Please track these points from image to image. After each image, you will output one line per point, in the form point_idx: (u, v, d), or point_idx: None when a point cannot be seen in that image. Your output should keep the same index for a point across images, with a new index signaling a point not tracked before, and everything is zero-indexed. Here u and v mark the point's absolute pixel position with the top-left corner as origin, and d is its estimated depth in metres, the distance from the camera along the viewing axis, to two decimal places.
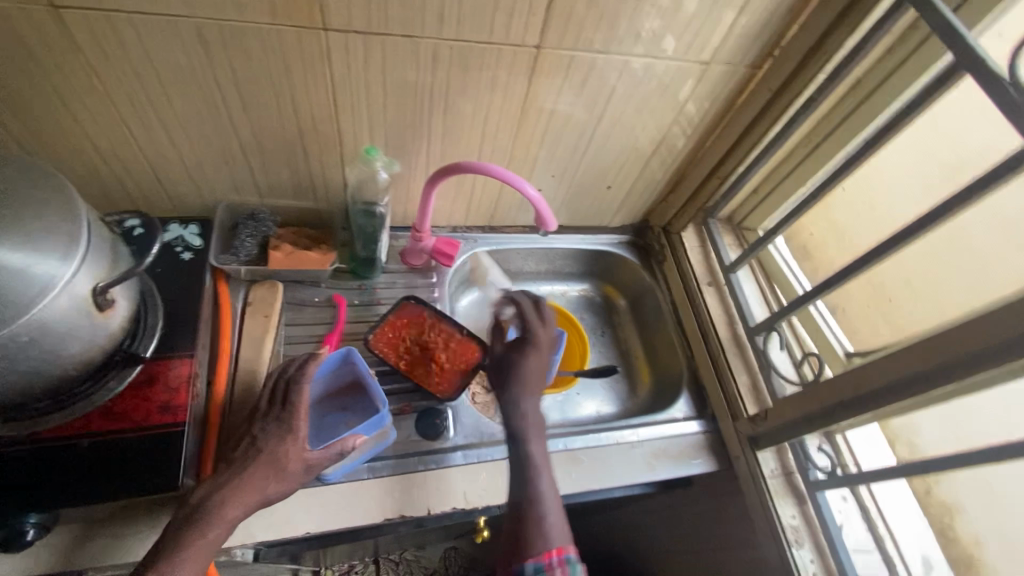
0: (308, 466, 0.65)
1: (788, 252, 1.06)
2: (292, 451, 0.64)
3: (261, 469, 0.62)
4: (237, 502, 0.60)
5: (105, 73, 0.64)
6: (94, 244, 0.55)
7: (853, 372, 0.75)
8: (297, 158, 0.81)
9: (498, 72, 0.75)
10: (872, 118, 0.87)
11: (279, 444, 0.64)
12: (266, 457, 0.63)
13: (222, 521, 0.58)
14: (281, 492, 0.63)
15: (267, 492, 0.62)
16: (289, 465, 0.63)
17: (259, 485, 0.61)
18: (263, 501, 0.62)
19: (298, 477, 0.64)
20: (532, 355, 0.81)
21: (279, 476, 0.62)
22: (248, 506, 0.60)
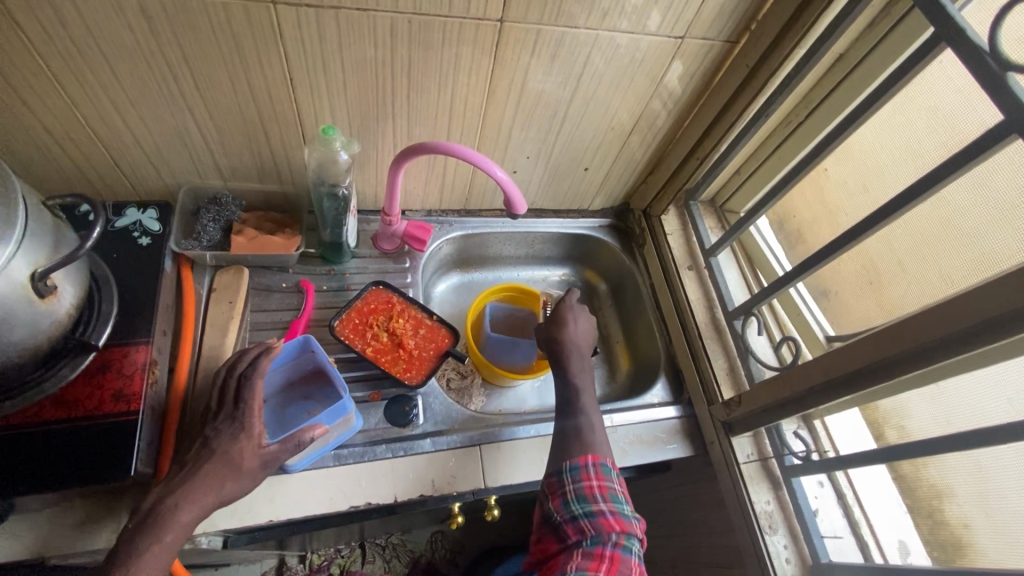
0: (265, 464, 0.64)
1: (769, 235, 1.04)
2: (246, 449, 0.63)
3: (215, 469, 0.61)
4: (191, 504, 0.59)
5: (46, 51, 0.61)
6: (31, 228, 0.53)
7: (827, 357, 0.73)
8: (258, 139, 0.79)
9: (461, 47, 0.73)
10: (853, 95, 0.84)
11: (232, 442, 0.62)
12: (218, 457, 0.61)
13: (177, 525, 0.58)
14: (238, 490, 0.62)
15: (223, 492, 0.61)
16: (244, 463, 0.62)
17: (214, 486, 0.60)
18: (221, 501, 0.61)
19: (254, 474, 0.63)
20: (578, 320, 0.89)
21: (235, 475, 0.62)
22: (204, 507, 0.60)
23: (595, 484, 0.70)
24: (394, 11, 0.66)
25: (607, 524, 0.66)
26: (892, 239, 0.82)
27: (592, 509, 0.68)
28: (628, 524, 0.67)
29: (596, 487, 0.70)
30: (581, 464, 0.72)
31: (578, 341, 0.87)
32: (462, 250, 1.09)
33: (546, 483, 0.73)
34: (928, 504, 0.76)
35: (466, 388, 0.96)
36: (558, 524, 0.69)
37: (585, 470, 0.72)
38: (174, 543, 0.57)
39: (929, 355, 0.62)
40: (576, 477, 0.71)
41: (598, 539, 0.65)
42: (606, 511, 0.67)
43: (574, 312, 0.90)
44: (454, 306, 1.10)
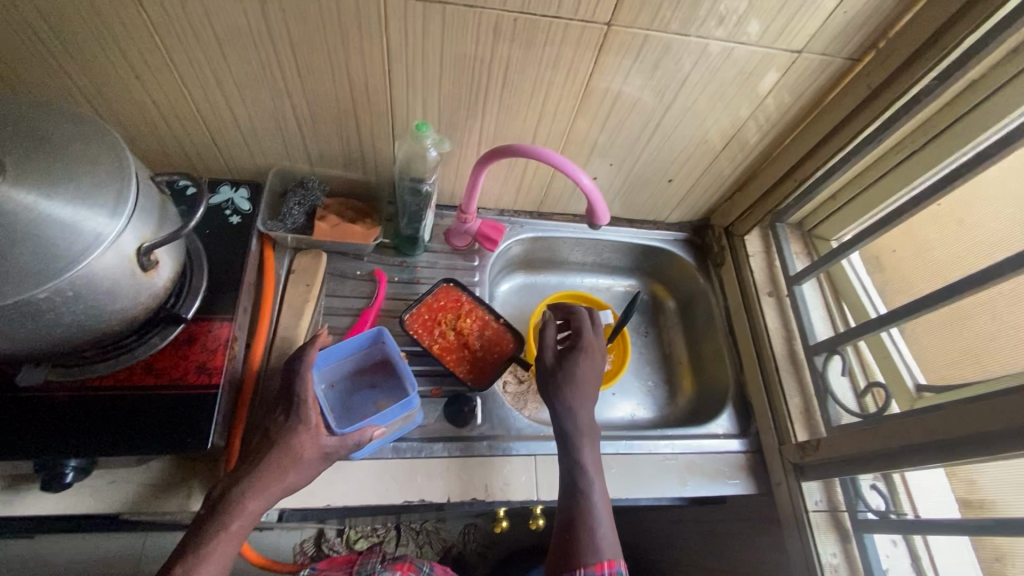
0: (325, 456, 0.64)
1: (863, 268, 0.96)
2: (306, 442, 0.63)
3: (278, 460, 0.61)
4: (256, 493, 0.60)
5: (165, 31, 0.63)
6: (142, 204, 0.55)
7: (928, 413, 0.66)
8: (349, 128, 0.79)
9: (562, 49, 0.70)
10: (987, 127, 0.76)
11: (291, 435, 0.63)
12: (279, 447, 0.62)
13: (242, 513, 0.59)
14: (300, 481, 0.63)
15: (286, 483, 0.62)
16: (305, 455, 0.63)
17: (275, 479, 0.61)
18: (285, 491, 0.62)
19: (314, 465, 0.64)
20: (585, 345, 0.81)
21: (297, 467, 0.62)
22: (269, 497, 0.61)
23: None
24: (501, 9, 0.64)
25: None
26: (1014, 291, 0.74)
27: None
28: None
29: None
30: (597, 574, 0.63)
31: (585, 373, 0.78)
32: (530, 252, 1.07)
33: None
34: (988, 566, 0.74)
35: (523, 394, 0.93)
36: None
37: None
38: (240, 530, 0.59)
39: None
40: None
41: None
42: None
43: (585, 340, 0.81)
44: (516, 308, 1.09)
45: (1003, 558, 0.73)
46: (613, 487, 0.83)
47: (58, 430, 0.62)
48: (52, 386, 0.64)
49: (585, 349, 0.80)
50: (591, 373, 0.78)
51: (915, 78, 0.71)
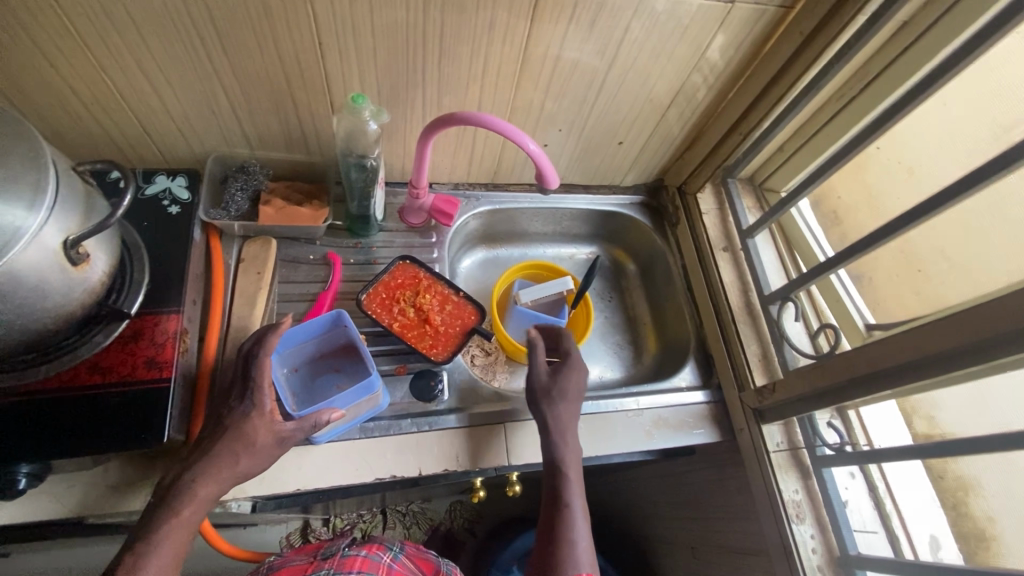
0: (279, 439, 0.63)
1: (811, 217, 0.99)
2: (259, 425, 0.62)
3: (230, 446, 0.61)
4: (207, 479, 0.59)
5: (73, 12, 0.60)
6: (63, 195, 0.52)
7: (871, 347, 0.69)
8: (286, 107, 0.77)
9: (497, 12, 0.69)
10: (916, 68, 0.78)
11: (244, 419, 0.62)
12: (232, 432, 0.61)
13: (194, 499, 0.58)
14: (256, 466, 0.62)
15: (241, 468, 0.61)
16: (259, 439, 0.62)
17: (227, 464, 0.60)
18: (241, 477, 0.62)
19: (269, 450, 0.63)
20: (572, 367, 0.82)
21: (250, 452, 0.61)
22: (223, 482, 0.60)
23: None
24: None
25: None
26: (948, 225, 0.77)
27: None
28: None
29: None
30: None
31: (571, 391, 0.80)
32: (489, 226, 1.07)
33: None
34: (953, 495, 0.77)
35: (490, 365, 0.95)
36: None
37: None
38: (193, 516, 0.58)
39: (986, 351, 0.58)
40: None
41: None
42: None
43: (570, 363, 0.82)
44: (479, 283, 1.09)
45: (955, 480, 0.77)
46: (583, 446, 0.85)
47: (3, 437, 0.60)
48: None
49: (574, 369, 0.82)
50: (578, 390, 0.81)
51: (845, 22, 0.72)
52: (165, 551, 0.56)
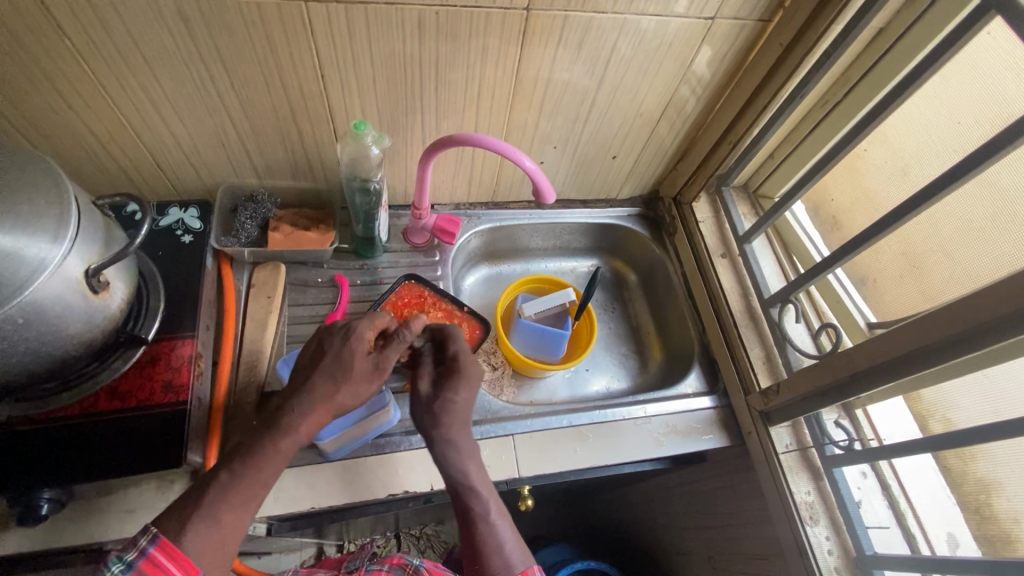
0: (376, 371, 0.65)
1: (807, 219, 1.00)
2: (356, 353, 0.65)
3: (330, 374, 0.63)
4: (306, 405, 0.61)
5: (91, 58, 0.64)
6: (84, 228, 0.56)
7: (868, 343, 0.70)
8: (291, 137, 0.81)
9: (488, 39, 0.73)
10: (896, 71, 0.80)
11: (343, 349, 0.65)
12: (332, 361, 0.64)
13: (290, 427, 0.60)
14: (355, 396, 0.63)
15: (340, 397, 0.62)
16: (356, 367, 0.64)
17: (325, 390, 0.62)
18: (339, 407, 0.63)
19: (365, 379, 0.64)
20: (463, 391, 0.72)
21: (347, 380, 0.63)
22: (320, 412, 0.61)
23: None
24: (421, 4, 0.66)
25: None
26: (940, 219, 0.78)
27: None
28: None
29: None
30: None
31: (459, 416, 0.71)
32: (490, 243, 1.10)
33: None
34: (974, 498, 0.71)
35: (498, 379, 0.99)
36: None
37: None
38: (286, 446, 0.60)
39: (983, 337, 0.59)
40: None
41: None
42: None
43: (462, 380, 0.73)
44: (483, 299, 1.11)
45: (976, 481, 0.71)
46: (591, 455, 0.86)
47: (28, 464, 0.62)
48: (17, 421, 0.63)
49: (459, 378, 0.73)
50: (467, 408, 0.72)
51: (821, 32, 0.75)
52: (252, 480, 0.58)
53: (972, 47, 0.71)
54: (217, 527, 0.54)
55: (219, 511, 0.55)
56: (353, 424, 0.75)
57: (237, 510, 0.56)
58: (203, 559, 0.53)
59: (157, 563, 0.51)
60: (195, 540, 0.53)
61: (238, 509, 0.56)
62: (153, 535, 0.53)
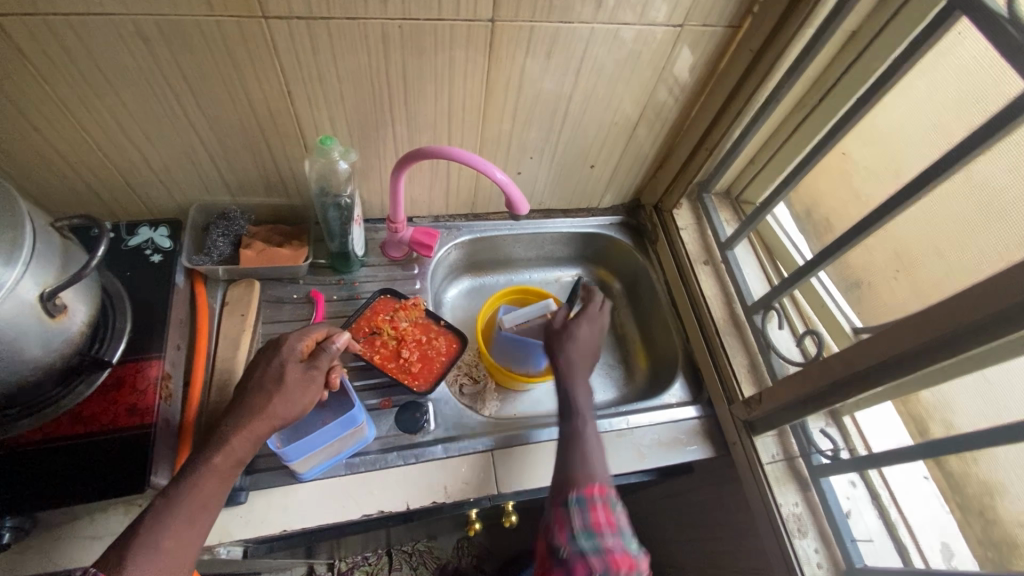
0: (307, 380, 0.66)
1: (789, 225, 0.99)
2: (288, 365, 0.66)
3: (262, 388, 0.63)
4: (239, 423, 0.61)
5: (53, 79, 0.64)
6: (39, 251, 0.55)
7: (847, 350, 0.69)
8: (262, 153, 0.80)
9: (454, 52, 0.72)
10: (869, 74, 0.79)
11: (274, 362, 0.66)
12: (263, 375, 0.65)
13: (224, 444, 0.60)
14: (290, 409, 0.64)
15: (276, 407, 0.63)
16: (289, 378, 0.65)
17: (259, 403, 0.63)
18: (276, 422, 0.63)
19: (298, 390, 0.65)
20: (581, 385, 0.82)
21: (281, 391, 0.64)
22: (256, 429, 0.62)
23: (604, 520, 0.65)
24: (384, 18, 0.65)
25: (597, 521, 0.65)
26: (919, 221, 0.77)
27: (602, 545, 0.62)
28: (636, 562, 0.62)
29: (603, 521, 0.65)
30: (589, 495, 0.68)
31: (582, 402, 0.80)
32: (471, 254, 1.09)
33: (549, 519, 0.67)
34: (978, 501, 0.70)
35: (480, 394, 0.97)
36: (564, 559, 0.62)
37: (592, 501, 0.67)
38: (223, 465, 0.60)
39: (962, 341, 0.57)
40: (582, 509, 0.66)
41: (603, 551, 0.62)
42: (614, 547, 0.62)
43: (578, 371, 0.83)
44: (466, 311, 1.10)
45: (980, 484, 0.69)
46: None
47: None
48: None
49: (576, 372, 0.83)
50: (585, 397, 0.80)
51: (791, 36, 0.74)
52: (192, 505, 0.57)
53: (942, 48, 0.70)
54: (158, 555, 0.54)
55: (160, 538, 0.54)
56: (323, 447, 0.73)
57: (179, 537, 0.55)
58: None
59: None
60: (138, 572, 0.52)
61: (180, 536, 0.56)
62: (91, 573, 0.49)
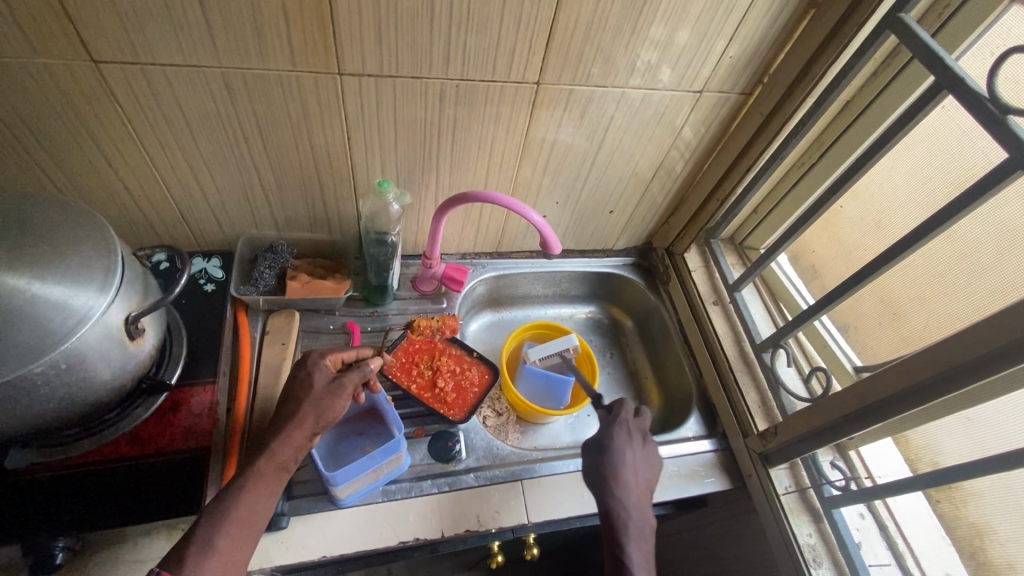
0: (336, 388, 0.69)
1: (791, 271, 1.08)
2: (316, 376, 0.70)
3: (294, 399, 0.68)
4: (279, 431, 0.65)
5: (137, 120, 0.69)
6: (127, 278, 0.59)
7: (858, 384, 0.74)
8: (313, 192, 0.86)
9: (501, 107, 0.80)
10: (863, 139, 0.89)
11: (303, 375, 0.70)
12: (294, 388, 0.69)
13: (265, 448, 0.64)
14: (321, 415, 0.67)
15: (307, 415, 0.67)
16: (316, 387, 0.69)
17: (291, 411, 0.67)
18: (309, 429, 0.66)
19: (325, 397, 0.68)
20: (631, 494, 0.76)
21: (310, 398, 0.68)
22: (292, 435, 0.65)
23: None
24: (443, 78, 0.73)
25: None
26: (911, 270, 0.85)
27: None
28: None
29: None
30: None
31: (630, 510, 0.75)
32: (494, 291, 1.14)
33: None
34: (969, 544, 0.77)
35: (502, 425, 1.00)
36: None
37: None
38: (266, 469, 0.63)
39: (961, 377, 0.63)
40: None
41: None
42: None
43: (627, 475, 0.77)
44: (487, 344, 1.14)
45: (970, 527, 0.77)
46: None
47: (40, 512, 0.62)
48: (34, 470, 0.64)
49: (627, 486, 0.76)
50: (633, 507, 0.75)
51: (796, 103, 0.84)
52: (241, 508, 0.60)
53: (928, 119, 0.80)
54: (214, 554, 0.56)
55: (213, 538, 0.57)
56: (368, 472, 0.75)
57: (231, 537, 0.58)
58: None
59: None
60: (196, 570, 0.54)
61: (232, 535, 0.58)
62: (153, 575, 0.52)
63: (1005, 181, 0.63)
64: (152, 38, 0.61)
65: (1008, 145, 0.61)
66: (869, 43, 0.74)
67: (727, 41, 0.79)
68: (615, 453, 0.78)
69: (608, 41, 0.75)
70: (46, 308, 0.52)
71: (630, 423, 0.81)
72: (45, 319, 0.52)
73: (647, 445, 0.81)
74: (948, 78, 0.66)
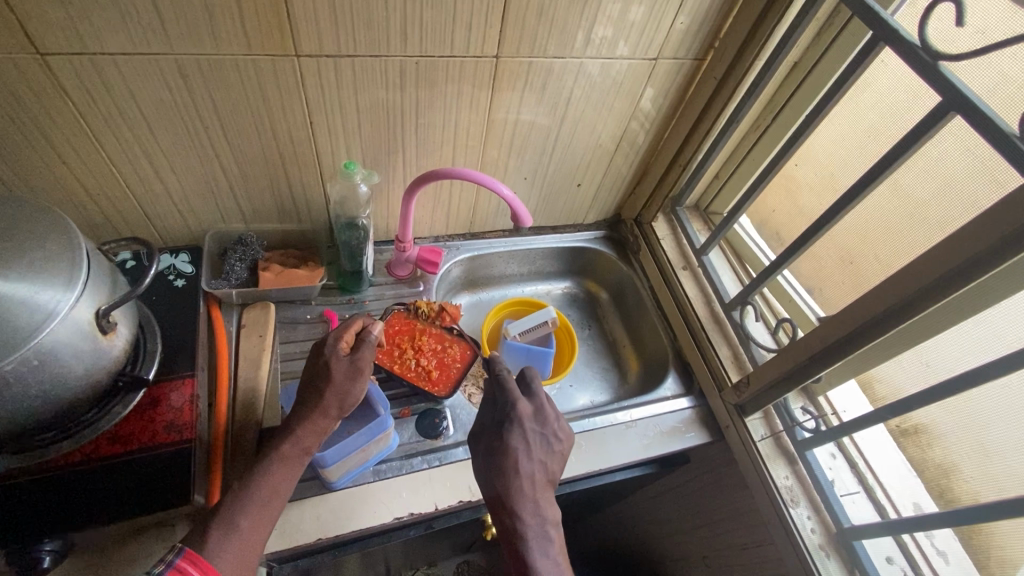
0: (353, 371, 0.71)
1: (754, 232, 1.12)
2: (332, 362, 0.70)
3: (314, 386, 0.70)
4: (302, 420, 0.68)
5: (90, 114, 0.68)
6: (93, 272, 0.58)
7: (819, 327, 0.78)
8: (279, 180, 0.85)
9: (462, 85, 0.81)
10: (811, 98, 0.93)
11: (322, 360, 0.71)
12: (314, 372, 0.71)
13: (291, 434, 0.67)
14: (345, 399, 0.70)
15: (331, 402, 0.69)
16: (334, 373, 0.70)
17: (315, 402, 0.69)
18: (334, 412, 0.70)
19: (344, 383, 0.70)
20: (516, 448, 0.72)
21: (331, 387, 0.69)
22: (315, 421, 0.68)
23: None
24: (403, 56, 0.74)
25: None
26: (861, 220, 0.89)
27: None
28: None
29: None
30: None
31: (514, 467, 0.71)
32: (470, 272, 1.16)
33: None
34: (937, 484, 0.83)
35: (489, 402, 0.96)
36: None
37: None
38: (291, 453, 0.67)
39: (910, 309, 0.67)
40: None
41: None
42: None
43: (511, 430, 0.73)
44: (466, 325, 1.16)
45: (937, 467, 0.83)
46: (586, 462, 0.90)
47: (28, 516, 0.62)
48: (12, 475, 0.64)
49: (504, 438, 0.73)
50: (514, 458, 0.71)
51: (745, 67, 0.87)
52: (265, 489, 0.64)
53: (871, 74, 0.84)
54: (237, 534, 0.60)
55: (237, 518, 0.61)
56: (354, 453, 0.75)
57: (254, 518, 0.62)
58: (227, 566, 0.59)
59: (183, 571, 0.56)
60: (217, 548, 0.59)
61: (254, 516, 0.62)
62: (178, 550, 0.57)
63: (941, 123, 0.67)
64: (100, 26, 0.60)
65: (940, 88, 0.65)
66: (809, 3, 0.78)
67: (677, 12, 0.81)
68: (508, 451, 0.71)
69: (563, 13, 0.76)
70: (8, 306, 0.50)
71: (521, 411, 0.75)
72: (8, 317, 0.50)
73: (545, 431, 0.75)
74: (884, 30, 0.70)
